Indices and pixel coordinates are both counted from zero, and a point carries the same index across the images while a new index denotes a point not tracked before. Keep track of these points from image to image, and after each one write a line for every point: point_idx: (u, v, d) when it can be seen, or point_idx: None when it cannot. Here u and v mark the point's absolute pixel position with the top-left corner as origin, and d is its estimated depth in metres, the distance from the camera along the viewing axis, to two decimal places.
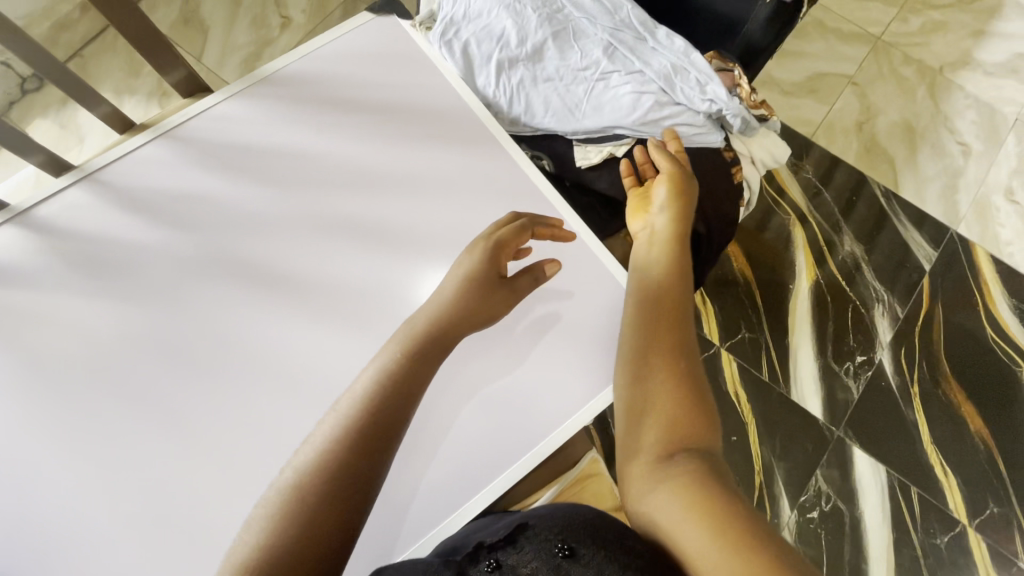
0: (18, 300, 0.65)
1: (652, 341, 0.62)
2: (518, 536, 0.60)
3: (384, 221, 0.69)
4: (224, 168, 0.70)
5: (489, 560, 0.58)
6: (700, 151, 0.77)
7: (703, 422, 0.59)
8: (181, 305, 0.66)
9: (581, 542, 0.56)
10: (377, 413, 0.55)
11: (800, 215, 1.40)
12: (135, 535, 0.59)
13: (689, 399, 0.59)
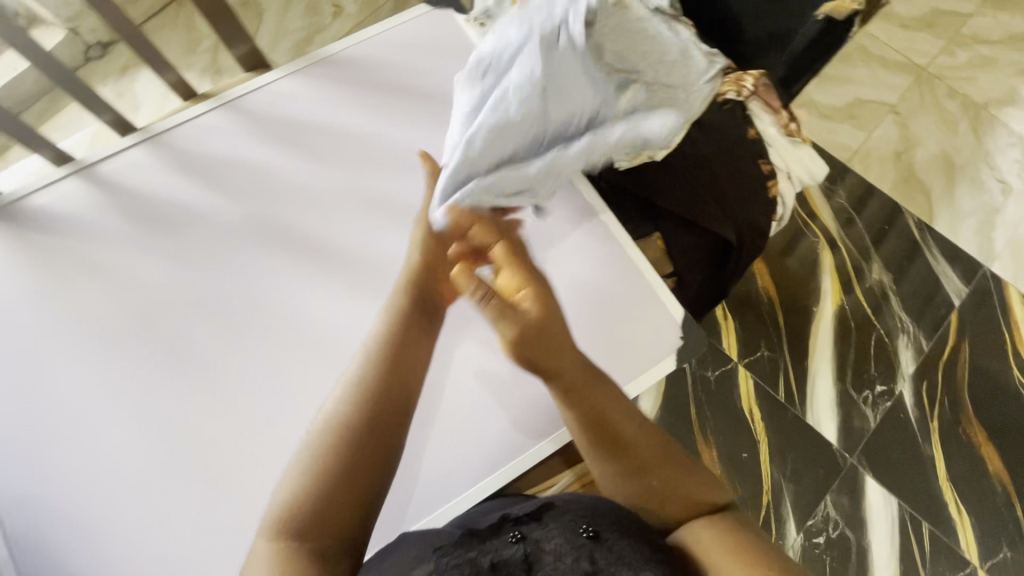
0: (76, 247, 0.69)
1: (631, 424, 0.62)
2: (544, 514, 0.62)
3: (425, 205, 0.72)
4: (277, 140, 0.73)
5: (514, 532, 0.60)
6: (739, 160, 0.77)
7: (708, 479, 0.63)
8: (227, 267, 0.69)
9: (608, 529, 0.58)
10: (380, 402, 0.56)
11: (829, 240, 1.39)
12: (164, 479, 0.62)
13: (690, 463, 0.64)
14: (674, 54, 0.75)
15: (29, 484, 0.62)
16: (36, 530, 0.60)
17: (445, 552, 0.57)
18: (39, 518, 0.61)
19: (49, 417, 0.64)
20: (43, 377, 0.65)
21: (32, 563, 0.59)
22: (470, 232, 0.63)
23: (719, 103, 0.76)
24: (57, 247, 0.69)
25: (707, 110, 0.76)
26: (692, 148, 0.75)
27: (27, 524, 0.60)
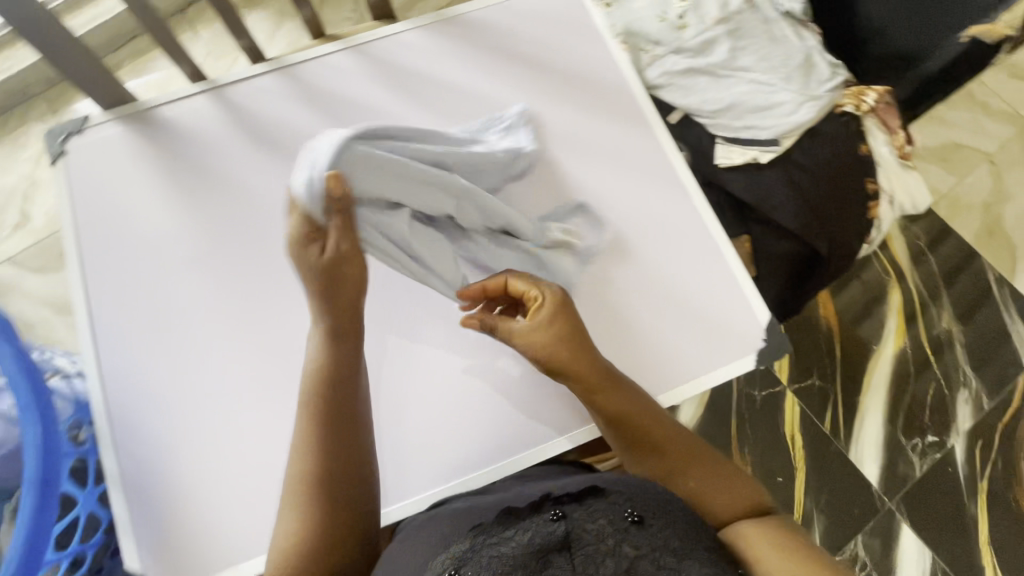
0: (200, 159, 0.74)
1: (624, 430, 0.64)
2: (587, 495, 0.60)
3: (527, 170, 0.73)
4: (396, 89, 0.76)
5: (554, 510, 0.58)
6: (846, 176, 0.76)
7: (735, 478, 0.65)
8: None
9: (652, 516, 0.57)
10: (333, 450, 0.59)
11: (897, 278, 1.35)
12: (249, 385, 0.66)
13: (710, 464, 0.65)
14: (797, 60, 0.75)
15: (129, 366, 0.66)
16: (128, 410, 0.64)
17: (484, 531, 0.57)
18: (134, 400, 0.65)
19: (156, 310, 0.68)
20: (156, 272, 0.69)
21: (125, 439, 0.64)
22: (343, 270, 0.58)
23: (836, 115, 0.76)
24: (183, 156, 0.74)
25: (822, 120, 0.76)
26: (801, 156, 0.76)
27: (120, 403, 0.64)
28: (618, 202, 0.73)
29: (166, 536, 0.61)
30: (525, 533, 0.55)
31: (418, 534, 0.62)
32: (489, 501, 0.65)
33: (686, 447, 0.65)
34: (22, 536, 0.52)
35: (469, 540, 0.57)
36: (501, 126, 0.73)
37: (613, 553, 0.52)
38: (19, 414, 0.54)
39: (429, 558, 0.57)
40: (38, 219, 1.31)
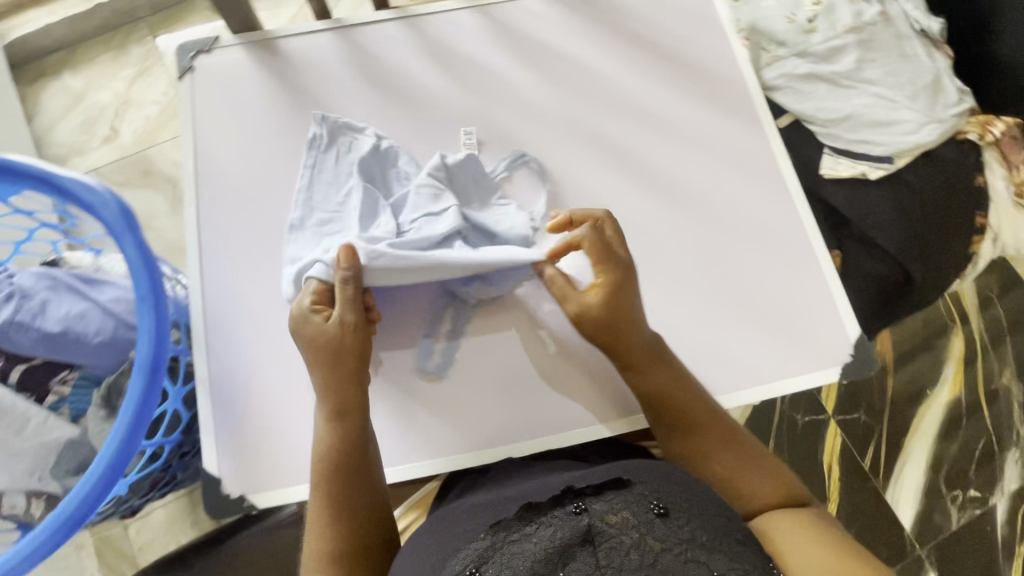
0: (318, 93, 0.76)
1: (664, 417, 0.61)
2: (610, 486, 0.51)
3: (634, 151, 0.74)
4: (515, 53, 0.77)
5: (575, 504, 0.49)
6: (955, 205, 0.75)
7: (770, 468, 0.58)
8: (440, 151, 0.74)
9: (679, 507, 0.49)
10: (347, 481, 0.58)
11: (961, 322, 1.27)
12: None
13: (750, 457, 0.59)
14: (925, 80, 0.73)
15: (231, 279, 0.69)
16: (224, 320, 0.67)
17: (503, 528, 0.49)
18: (229, 312, 0.67)
19: (260, 232, 0.71)
20: (265, 196, 0.72)
21: (218, 346, 0.66)
22: (345, 340, 0.61)
23: (957, 141, 0.74)
24: (302, 88, 0.76)
25: (941, 144, 0.74)
26: (912, 177, 0.74)
27: (219, 313, 0.67)
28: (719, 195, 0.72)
29: (244, 445, 0.64)
30: (546, 529, 0.47)
31: (433, 531, 0.54)
32: (508, 494, 0.56)
33: (728, 437, 0.59)
34: (130, 415, 0.55)
35: (488, 539, 0.48)
36: (330, 138, 0.71)
37: (637, 547, 0.45)
38: (136, 302, 0.57)
39: (445, 558, 0.49)
40: (127, 136, 1.36)
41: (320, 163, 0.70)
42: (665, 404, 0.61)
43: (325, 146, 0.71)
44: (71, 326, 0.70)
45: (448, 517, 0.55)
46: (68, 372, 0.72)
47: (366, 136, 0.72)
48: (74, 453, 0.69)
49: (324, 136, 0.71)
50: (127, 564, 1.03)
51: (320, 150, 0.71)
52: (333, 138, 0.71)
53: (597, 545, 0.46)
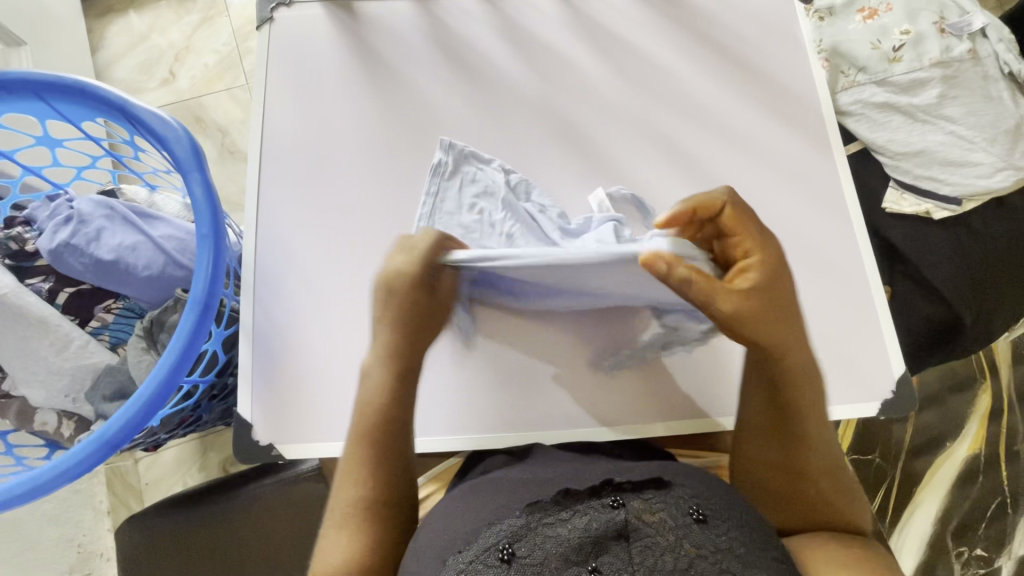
0: (390, 59, 0.76)
1: (765, 419, 0.58)
2: (650, 487, 0.51)
3: (699, 157, 0.73)
4: (590, 45, 0.77)
5: (613, 498, 0.49)
6: (1017, 257, 0.73)
7: (843, 497, 0.57)
8: (505, 133, 0.74)
9: (717, 516, 0.49)
10: (387, 435, 0.57)
11: (991, 376, 1.24)
12: None
13: (828, 483, 0.57)
14: (1006, 125, 0.72)
15: (284, 232, 0.69)
16: (276, 272, 0.68)
17: (539, 509, 0.49)
18: (280, 264, 0.68)
19: (320, 190, 0.71)
20: (326, 153, 0.72)
21: (265, 295, 0.67)
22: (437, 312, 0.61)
23: None
24: (375, 52, 0.76)
25: (1012, 192, 0.73)
26: (977, 223, 0.73)
27: (271, 263, 0.68)
28: (779, 214, 0.72)
29: (279, 394, 0.65)
30: (583, 517, 0.47)
31: (469, 500, 0.56)
32: (544, 476, 0.56)
33: (822, 465, 0.57)
34: (179, 349, 0.56)
35: (525, 517, 0.49)
36: (454, 167, 0.68)
37: (671, 548, 0.45)
38: (197, 240, 0.58)
39: (478, 528, 0.50)
40: (184, 81, 1.37)
41: (443, 196, 0.68)
42: (776, 408, 0.57)
43: (450, 174, 0.68)
44: (122, 257, 0.71)
45: (484, 491, 0.56)
46: (113, 301, 0.74)
47: (493, 167, 0.69)
48: (109, 379, 0.69)
49: (449, 163, 0.68)
50: (134, 497, 1.05)
51: (444, 178, 0.68)
52: (455, 166, 0.68)
53: (632, 541, 0.46)
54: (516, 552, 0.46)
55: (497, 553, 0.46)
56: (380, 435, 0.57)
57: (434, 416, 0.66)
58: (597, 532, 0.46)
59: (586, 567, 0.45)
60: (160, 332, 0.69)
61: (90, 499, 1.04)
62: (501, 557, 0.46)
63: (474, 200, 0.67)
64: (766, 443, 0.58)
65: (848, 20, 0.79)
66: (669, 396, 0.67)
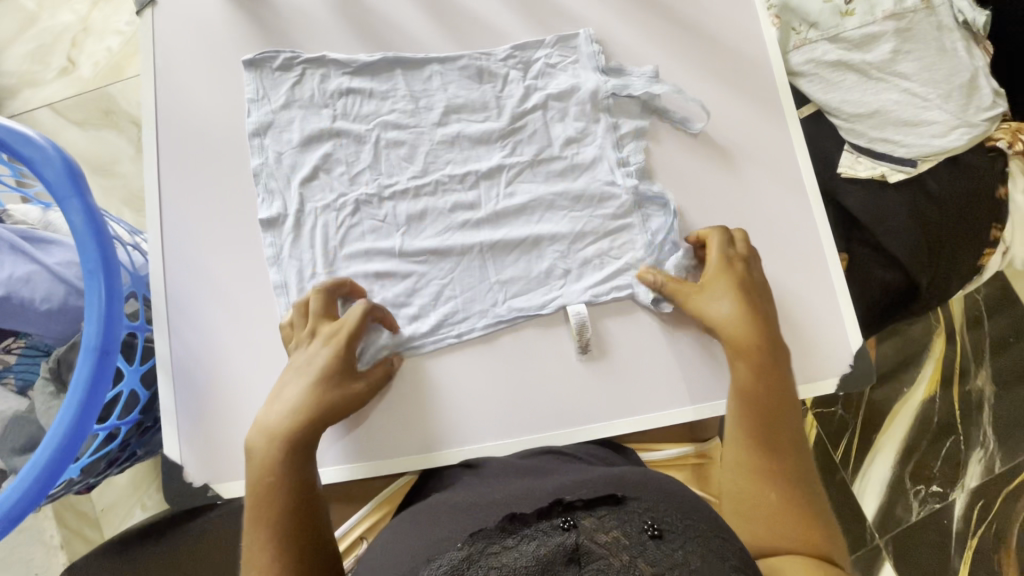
0: (298, 41, 0.67)
1: (748, 439, 0.53)
2: (604, 502, 0.46)
3: (618, 82, 0.67)
4: (523, 13, 0.69)
5: (563, 518, 0.44)
6: (966, 213, 0.71)
7: (798, 519, 0.48)
8: (408, 73, 0.67)
9: (675, 529, 0.43)
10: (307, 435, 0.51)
11: (944, 318, 1.20)
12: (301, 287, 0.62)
13: (805, 512, 0.49)
14: (960, 80, 0.68)
15: (186, 249, 0.62)
16: (185, 297, 0.61)
17: (483, 538, 0.44)
18: (195, 288, 0.62)
19: (230, 199, 0.64)
20: (232, 156, 0.64)
21: (181, 322, 0.61)
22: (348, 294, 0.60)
23: (985, 148, 0.70)
24: (280, 33, 0.67)
25: (968, 150, 0.70)
26: (934, 185, 0.70)
27: (181, 283, 0.62)
28: (714, 163, 0.68)
29: (207, 430, 0.60)
30: (529, 543, 0.42)
31: (412, 533, 0.49)
32: (494, 498, 0.51)
33: (774, 473, 0.51)
34: (77, 402, 0.50)
35: (467, 548, 0.43)
36: (351, 85, 0.66)
37: (625, 566, 0.39)
38: (85, 276, 0.51)
39: (418, 564, 0.43)
40: (85, 69, 1.23)
41: (281, 128, 0.65)
42: (760, 439, 0.53)
43: (277, 80, 0.66)
44: (15, 291, 0.62)
45: (429, 524, 0.50)
46: (14, 340, 0.66)
47: (396, 72, 0.67)
48: (19, 431, 0.62)
49: (327, 58, 0.66)
50: (90, 526, 1.00)
51: (265, 91, 0.65)
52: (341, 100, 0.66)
53: (584, 564, 0.40)
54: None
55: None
56: (267, 487, 0.49)
57: (374, 442, 0.62)
58: (546, 560, 0.40)
59: None
60: (68, 373, 0.62)
61: (42, 533, 0.98)
62: None
63: (386, 109, 0.66)
64: (762, 474, 0.51)
65: None
66: (622, 387, 0.63)
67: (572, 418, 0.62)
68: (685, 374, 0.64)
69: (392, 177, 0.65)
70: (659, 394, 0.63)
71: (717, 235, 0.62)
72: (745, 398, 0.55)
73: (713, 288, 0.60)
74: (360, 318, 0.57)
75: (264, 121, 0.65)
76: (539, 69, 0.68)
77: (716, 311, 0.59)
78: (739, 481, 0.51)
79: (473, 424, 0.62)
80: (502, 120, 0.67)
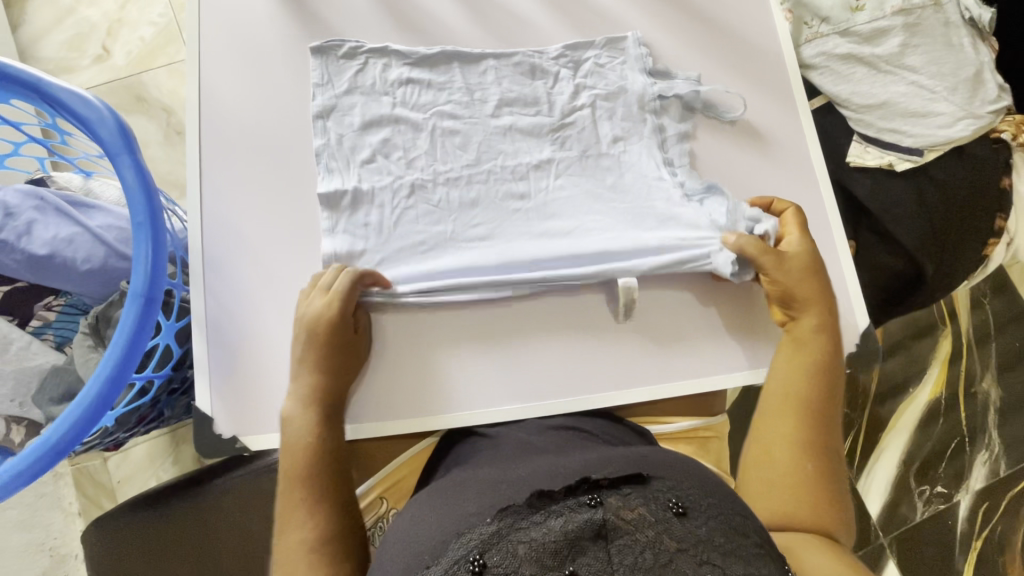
0: (334, 23, 0.71)
1: (798, 416, 0.58)
2: (628, 482, 0.47)
3: (665, 85, 0.70)
4: (547, 3, 0.73)
5: (590, 497, 0.45)
6: (971, 203, 0.73)
7: (823, 500, 0.54)
8: (465, 67, 0.70)
9: (697, 508, 0.45)
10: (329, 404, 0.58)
11: (950, 321, 1.21)
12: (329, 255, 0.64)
13: (824, 497, 0.54)
14: (966, 73, 0.71)
15: (222, 214, 0.66)
16: (220, 258, 0.65)
17: (512, 514, 0.45)
18: (231, 250, 0.65)
19: (273, 172, 0.67)
20: (269, 130, 0.68)
21: (217, 282, 0.64)
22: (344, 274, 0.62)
23: (989, 139, 0.73)
24: (317, 16, 0.71)
25: (973, 141, 0.73)
26: (940, 174, 0.73)
27: (217, 245, 0.65)
28: (728, 148, 0.71)
29: (236, 385, 0.62)
30: (558, 518, 0.44)
31: (437, 510, 0.51)
32: (518, 475, 0.53)
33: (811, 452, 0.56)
34: (121, 346, 0.52)
35: (496, 524, 0.45)
36: (409, 77, 0.69)
37: (651, 544, 0.42)
38: (133, 229, 0.54)
39: (448, 539, 0.46)
40: (120, 58, 1.28)
41: (343, 112, 0.68)
42: (810, 423, 0.57)
43: (341, 68, 0.69)
44: (58, 251, 0.66)
45: (455, 500, 0.52)
46: (53, 299, 0.70)
47: (453, 66, 0.70)
48: (56, 382, 0.65)
49: (388, 49, 0.69)
50: (106, 495, 1.02)
51: (327, 76, 0.68)
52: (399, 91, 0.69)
53: (611, 541, 0.42)
54: (487, 562, 0.41)
55: (468, 564, 0.42)
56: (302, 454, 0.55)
57: (392, 403, 0.63)
58: (577, 539, 0.42)
59: (564, 571, 0.40)
60: (106, 328, 0.65)
61: (59, 501, 1.01)
62: (472, 569, 0.41)
63: (442, 100, 0.69)
64: (801, 450, 0.56)
65: None
66: (634, 358, 0.66)
67: (587, 385, 0.65)
68: (693, 348, 0.67)
69: (446, 165, 0.67)
70: (677, 368, 0.66)
71: (793, 213, 0.65)
72: (800, 383, 0.59)
73: (798, 259, 0.62)
74: (347, 288, 0.60)
75: (326, 108, 0.67)
76: (589, 69, 0.71)
77: (795, 292, 0.62)
78: (782, 457, 0.56)
79: (489, 388, 0.64)
80: (553, 115, 0.69)
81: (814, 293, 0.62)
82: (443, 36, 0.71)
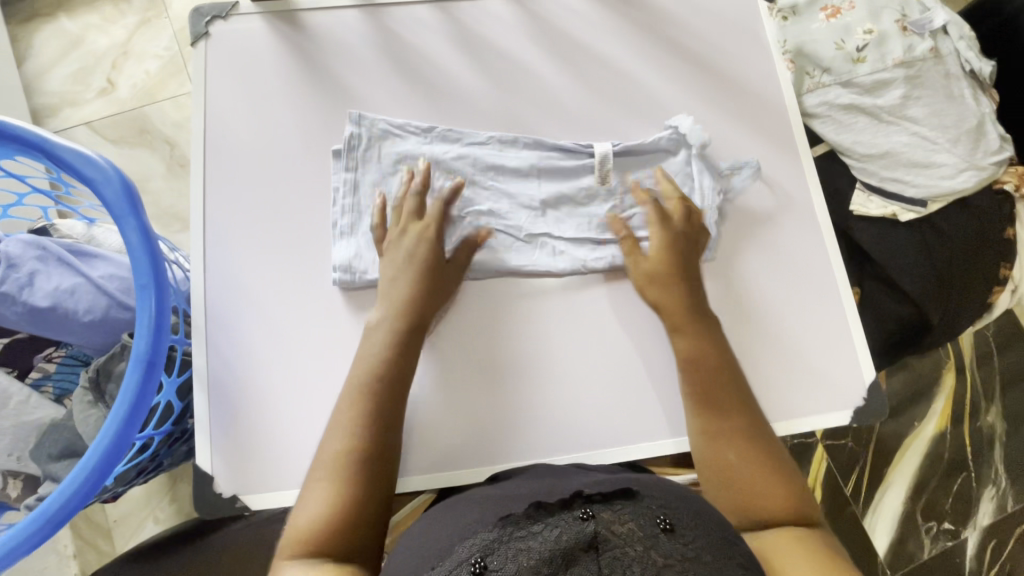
0: (339, 74, 0.71)
1: (706, 411, 0.59)
2: (619, 496, 0.46)
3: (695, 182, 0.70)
4: (553, 54, 0.73)
5: (583, 510, 0.44)
6: (976, 251, 0.73)
7: (761, 489, 0.54)
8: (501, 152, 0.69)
9: (686, 525, 0.44)
10: (395, 373, 0.58)
11: (954, 355, 1.21)
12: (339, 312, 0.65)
13: (768, 482, 0.54)
14: (968, 125, 0.72)
15: (227, 267, 0.66)
16: (224, 313, 0.64)
17: (511, 522, 0.44)
18: (235, 304, 0.65)
19: (275, 227, 0.67)
20: (275, 182, 0.68)
21: (220, 338, 0.64)
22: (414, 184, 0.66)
23: (992, 190, 0.73)
24: (323, 67, 0.71)
25: (975, 192, 0.73)
26: (942, 225, 0.73)
27: (222, 300, 0.65)
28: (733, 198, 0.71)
29: (241, 442, 0.62)
30: (554, 529, 0.42)
31: (442, 519, 0.51)
32: (518, 491, 0.52)
33: (732, 439, 0.57)
34: (123, 412, 0.52)
35: (496, 531, 0.44)
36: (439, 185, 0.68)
37: (640, 558, 0.40)
38: (137, 290, 0.54)
39: (452, 543, 0.45)
40: (124, 90, 1.28)
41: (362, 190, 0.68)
42: (709, 409, 0.59)
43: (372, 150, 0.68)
44: (60, 302, 0.66)
45: (455, 512, 0.51)
46: (54, 349, 0.70)
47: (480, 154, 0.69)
48: (56, 437, 0.64)
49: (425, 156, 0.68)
50: (102, 536, 1.00)
51: (357, 168, 0.68)
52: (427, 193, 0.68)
53: (602, 552, 0.41)
54: (488, 566, 0.41)
55: (468, 567, 0.41)
56: (356, 430, 0.54)
57: (401, 458, 0.63)
58: (565, 544, 0.41)
59: None
60: (107, 381, 0.65)
61: (53, 543, 0.99)
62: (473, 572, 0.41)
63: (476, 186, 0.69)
64: (720, 441, 0.57)
65: (812, 18, 0.77)
66: (641, 413, 0.65)
67: (594, 440, 0.64)
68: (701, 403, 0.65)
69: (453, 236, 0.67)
70: (679, 422, 0.65)
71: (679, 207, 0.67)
72: (699, 365, 0.61)
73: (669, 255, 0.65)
74: (439, 210, 0.66)
75: (350, 208, 0.67)
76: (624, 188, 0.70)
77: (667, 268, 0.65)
78: (713, 454, 0.57)
79: (496, 444, 0.63)
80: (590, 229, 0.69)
81: (675, 297, 0.63)
82: (449, 86, 0.72)
